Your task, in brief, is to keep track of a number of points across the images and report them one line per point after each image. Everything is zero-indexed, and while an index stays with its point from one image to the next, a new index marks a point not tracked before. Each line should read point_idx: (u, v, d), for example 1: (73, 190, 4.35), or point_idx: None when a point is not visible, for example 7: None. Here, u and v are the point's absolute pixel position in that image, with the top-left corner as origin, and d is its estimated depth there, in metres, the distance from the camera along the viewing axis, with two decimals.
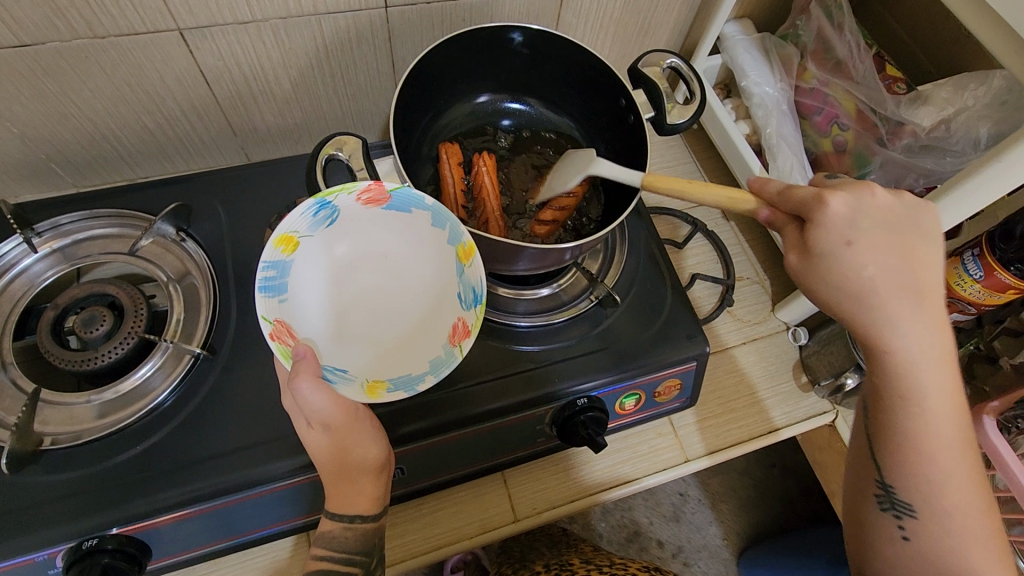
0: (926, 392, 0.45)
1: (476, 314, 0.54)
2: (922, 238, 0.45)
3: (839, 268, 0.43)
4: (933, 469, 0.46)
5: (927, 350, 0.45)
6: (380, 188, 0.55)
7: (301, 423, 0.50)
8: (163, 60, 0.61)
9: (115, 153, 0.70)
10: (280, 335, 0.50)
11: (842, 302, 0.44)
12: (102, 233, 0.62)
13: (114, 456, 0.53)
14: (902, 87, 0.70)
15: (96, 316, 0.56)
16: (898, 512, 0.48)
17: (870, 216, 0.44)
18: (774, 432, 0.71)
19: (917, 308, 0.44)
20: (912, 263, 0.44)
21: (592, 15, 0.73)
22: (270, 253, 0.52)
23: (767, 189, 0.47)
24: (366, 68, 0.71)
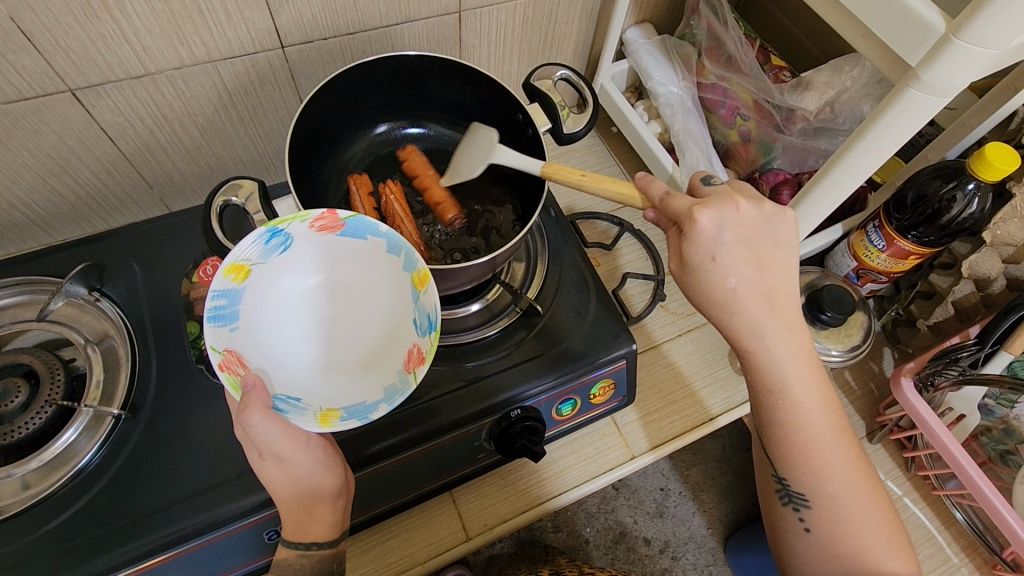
0: (789, 386, 0.50)
1: (431, 340, 0.52)
2: (777, 246, 0.49)
3: (704, 280, 0.48)
4: (816, 457, 0.51)
5: (786, 347, 0.49)
6: (334, 217, 0.54)
7: (252, 453, 0.48)
8: (60, 123, 0.61)
9: (26, 220, 0.69)
10: (230, 365, 0.49)
11: (712, 309, 0.49)
12: (11, 303, 0.61)
13: (39, 529, 0.52)
14: (788, 75, 0.74)
15: (10, 388, 0.55)
16: (797, 504, 0.53)
17: (733, 229, 0.47)
18: (711, 421, 0.73)
19: (771, 310, 0.49)
20: (769, 273, 0.48)
21: (493, 35, 0.75)
22: (220, 281, 0.50)
23: (650, 191, 0.52)
24: (275, 108, 0.71)
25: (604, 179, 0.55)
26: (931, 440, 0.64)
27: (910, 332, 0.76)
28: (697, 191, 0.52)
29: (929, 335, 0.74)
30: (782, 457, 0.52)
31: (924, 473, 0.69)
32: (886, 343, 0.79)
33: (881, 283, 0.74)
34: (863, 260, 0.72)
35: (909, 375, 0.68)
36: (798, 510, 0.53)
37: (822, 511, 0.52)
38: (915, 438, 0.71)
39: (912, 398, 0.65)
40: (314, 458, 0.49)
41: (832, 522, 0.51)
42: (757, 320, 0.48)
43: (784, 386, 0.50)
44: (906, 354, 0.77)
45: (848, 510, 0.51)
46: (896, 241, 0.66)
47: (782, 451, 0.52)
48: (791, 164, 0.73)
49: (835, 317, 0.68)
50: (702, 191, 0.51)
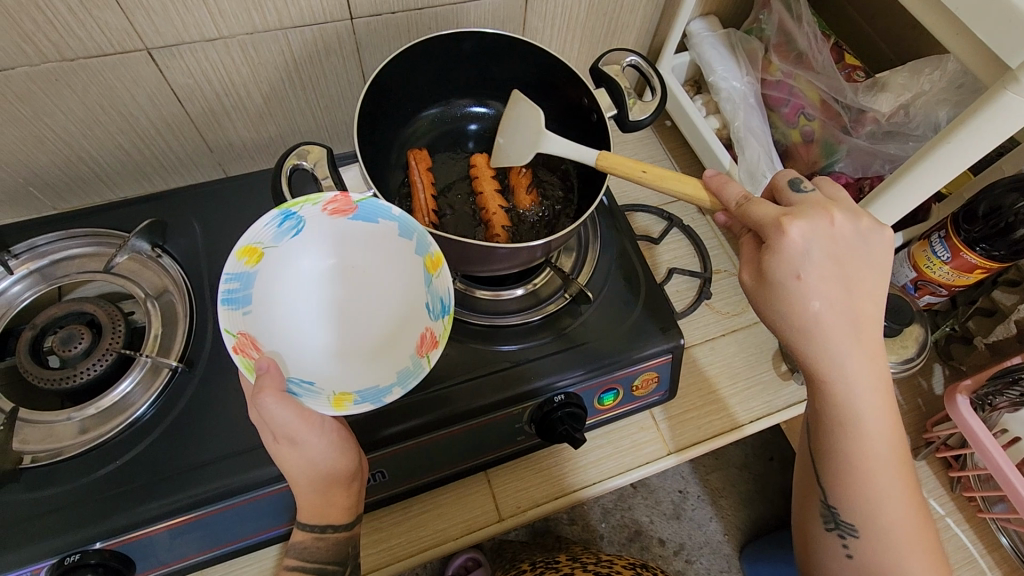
0: (861, 414, 0.48)
1: (445, 324, 0.53)
2: (866, 268, 0.46)
3: (786, 299, 0.46)
4: (874, 488, 0.50)
5: (866, 377, 0.48)
6: (346, 199, 0.55)
7: (267, 437, 0.49)
8: (133, 80, 0.62)
9: (92, 174, 0.71)
10: (244, 348, 0.50)
11: (789, 329, 0.47)
12: (77, 253, 0.63)
13: (92, 472, 0.53)
14: (861, 75, 0.71)
15: (74, 334, 0.57)
16: (843, 531, 0.52)
17: (825, 247, 0.45)
18: (738, 428, 0.71)
19: (854, 337, 0.46)
20: (857, 295, 0.46)
21: (558, 18, 0.74)
22: (232, 264, 0.51)
23: (726, 200, 0.50)
24: (337, 80, 0.72)
25: (666, 175, 0.53)
26: (984, 460, 0.62)
27: (964, 349, 0.74)
28: (782, 195, 0.49)
29: (985, 354, 0.72)
30: (837, 483, 0.51)
31: (970, 495, 0.67)
32: (936, 359, 0.76)
33: (940, 297, 0.72)
34: (923, 271, 0.70)
35: (964, 393, 0.66)
36: (843, 536, 0.52)
37: (871, 540, 0.51)
38: (963, 458, 0.69)
39: (967, 416, 0.63)
40: (328, 441, 0.50)
41: (880, 549, 0.51)
42: (838, 347, 0.46)
43: (856, 418, 0.48)
44: (958, 372, 0.75)
45: (897, 542, 0.50)
46: (962, 253, 0.65)
47: (837, 477, 0.51)
48: (853, 168, 0.71)
49: (892, 326, 0.66)
50: (787, 201, 0.49)
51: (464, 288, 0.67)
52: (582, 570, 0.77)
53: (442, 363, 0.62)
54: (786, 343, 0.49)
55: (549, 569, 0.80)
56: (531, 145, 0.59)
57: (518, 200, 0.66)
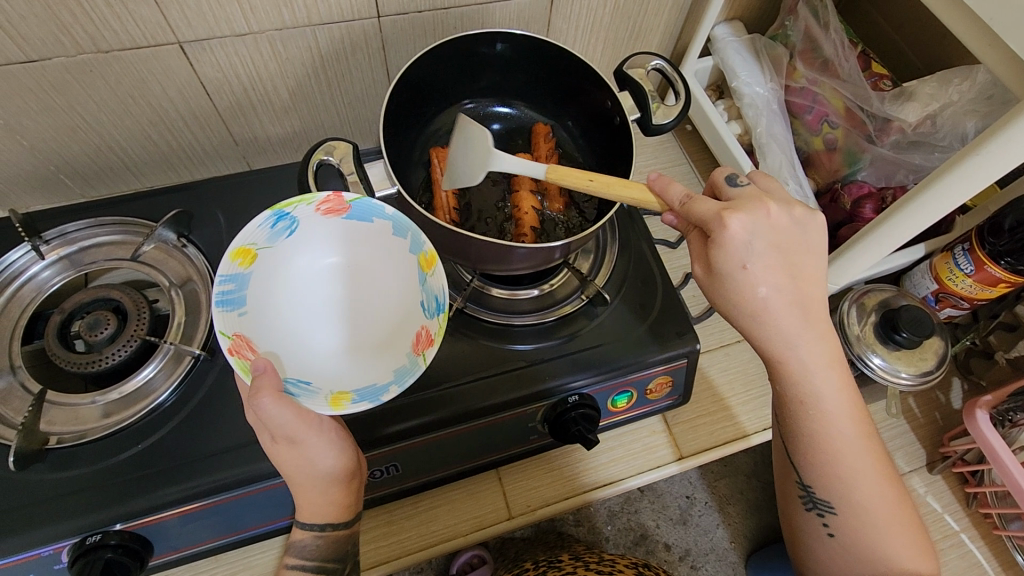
0: (818, 391, 0.49)
1: (440, 322, 0.54)
2: (808, 253, 0.47)
3: (734, 287, 0.47)
4: (846, 466, 0.50)
5: (819, 356, 0.48)
6: (339, 199, 0.57)
7: (266, 438, 0.50)
8: (164, 72, 0.64)
9: (120, 164, 0.72)
10: (239, 349, 0.51)
11: (739, 318, 0.48)
12: (106, 240, 0.64)
13: (115, 456, 0.54)
14: (888, 84, 0.71)
15: (100, 320, 0.58)
16: (820, 510, 0.52)
17: (766, 237, 0.46)
18: (745, 437, 0.71)
19: (805, 319, 0.47)
20: (799, 280, 0.47)
21: (582, 20, 0.75)
22: (227, 266, 0.53)
23: (670, 197, 0.50)
24: (362, 77, 0.73)
25: (616, 184, 0.52)
26: (1002, 476, 0.61)
27: (984, 364, 0.75)
28: (721, 192, 0.50)
29: (1006, 369, 0.74)
30: (810, 463, 0.51)
31: (986, 511, 0.67)
32: (956, 373, 0.75)
33: (962, 309, 0.72)
34: (945, 283, 0.69)
35: (985, 409, 0.65)
36: (823, 515, 0.52)
37: (850, 518, 0.51)
38: (979, 474, 0.68)
39: (986, 431, 0.63)
40: (327, 440, 0.50)
41: (861, 529, 0.50)
42: (788, 329, 0.47)
43: (815, 395, 0.49)
44: (978, 386, 0.74)
45: (879, 524, 0.50)
46: (986, 266, 0.64)
47: (807, 458, 0.51)
48: (876, 177, 0.70)
49: (910, 338, 0.66)
50: (727, 195, 0.49)
51: (481, 286, 0.67)
52: (584, 569, 0.78)
53: (457, 360, 0.62)
54: (738, 328, 0.49)
55: (550, 567, 0.81)
56: (480, 162, 0.57)
57: (551, 206, 0.66)
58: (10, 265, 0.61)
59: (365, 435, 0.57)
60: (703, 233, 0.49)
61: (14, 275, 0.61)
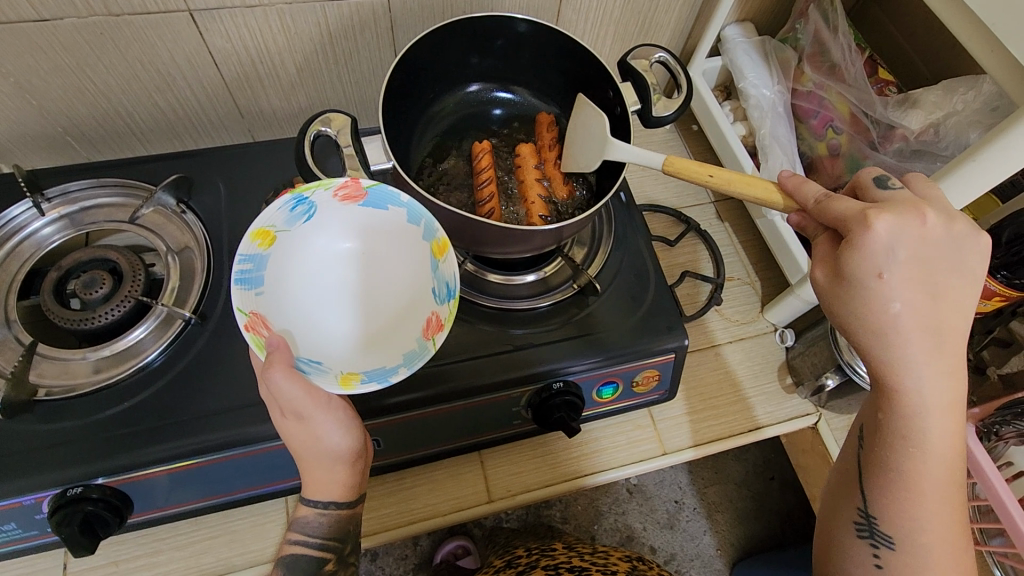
0: (926, 426, 0.44)
1: (450, 308, 0.54)
2: (955, 276, 0.43)
3: (863, 297, 0.42)
4: (921, 506, 0.46)
5: (938, 393, 0.44)
6: (357, 185, 0.57)
7: (275, 412, 0.50)
8: (173, 40, 0.64)
9: (128, 129, 0.73)
10: (254, 326, 0.51)
11: (862, 331, 0.43)
12: (107, 201, 0.65)
13: (102, 411, 0.55)
14: (893, 90, 0.70)
15: (96, 279, 0.59)
16: (876, 542, 0.48)
17: (911, 247, 0.41)
18: (757, 429, 0.72)
19: (935, 346, 0.43)
20: (941, 305, 0.42)
21: (592, 12, 0.75)
22: (247, 245, 0.53)
23: (802, 193, 0.47)
24: (370, 57, 0.73)
25: (735, 180, 0.51)
26: (986, 491, 0.61)
27: (977, 379, 0.73)
28: (865, 191, 0.46)
29: (997, 385, 0.71)
30: (882, 493, 0.47)
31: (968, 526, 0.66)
32: None
33: None
34: None
35: (971, 421, 0.65)
36: (876, 546, 0.48)
37: (906, 556, 0.47)
38: (964, 489, 0.68)
39: (971, 443, 0.62)
40: (337, 421, 0.51)
41: (915, 568, 0.46)
42: (911, 353, 0.43)
43: (921, 430, 0.44)
44: (969, 402, 0.74)
45: (930, 566, 0.46)
46: (981, 279, 0.63)
47: (884, 487, 0.47)
48: None
49: None
50: (872, 194, 0.45)
51: (476, 270, 0.67)
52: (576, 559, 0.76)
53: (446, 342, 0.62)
54: (851, 342, 0.45)
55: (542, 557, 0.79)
56: (599, 152, 0.58)
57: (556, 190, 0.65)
58: (13, 220, 0.62)
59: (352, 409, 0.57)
60: (834, 236, 0.45)
61: (16, 230, 0.62)
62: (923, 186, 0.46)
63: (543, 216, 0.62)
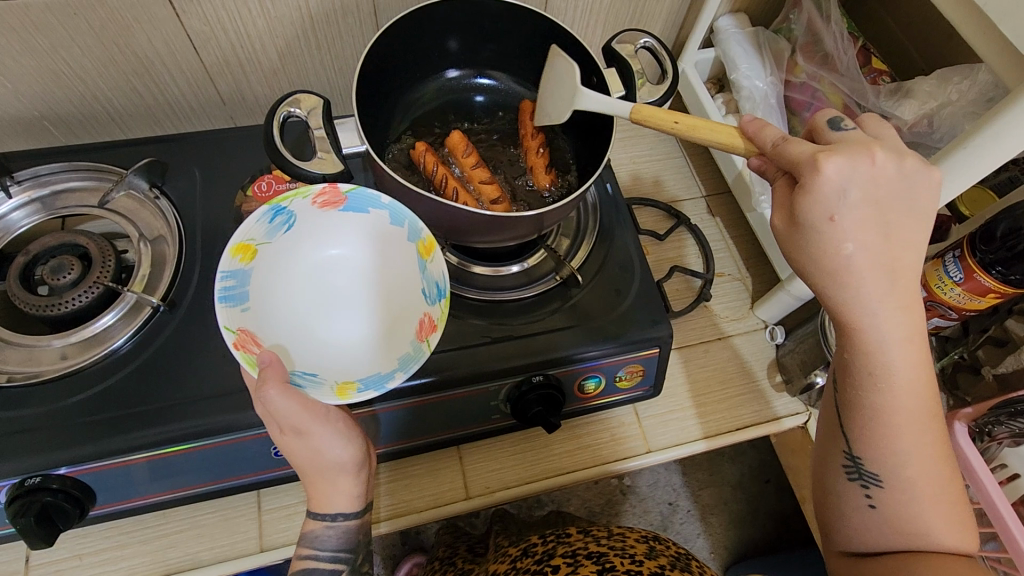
0: (890, 359, 0.44)
1: (442, 309, 0.53)
2: (907, 211, 0.42)
3: (817, 240, 0.42)
4: (900, 438, 0.46)
5: (897, 326, 0.43)
6: (335, 191, 0.56)
7: (273, 429, 0.49)
8: (150, 22, 0.63)
9: (105, 113, 0.72)
10: (244, 344, 0.49)
11: (817, 276, 0.43)
12: (78, 186, 0.63)
13: (65, 399, 0.53)
14: (887, 80, 0.69)
15: (64, 265, 0.58)
16: (865, 480, 0.48)
17: (861, 187, 0.41)
18: (776, 421, 0.71)
19: (890, 284, 0.43)
20: (893, 240, 0.42)
21: (581, 0, 0.73)
22: (228, 262, 0.51)
23: (762, 137, 0.46)
24: (353, 42, 0.72)
25: (702, 125, 0.49)
26: (978, 493, 0.59)
27: (971, 379, 0.71)
28: (820, 134, 0.45)
29: (993, 385, 0.69)
30: (860, 432, 0.47)
31: None
32: (941, 389, 0.74)
33: (949, 320, 0.69)
34: (933, 291, 0.67)
35: (964, 421, 0.63)
36: (865, 487, 0.48)
37: (894, 491, 0.47)
38: None
39: (963, 444, 0.61)
40: (334, 429, 0.50)
41: (904, 501, 0.47)
42: (868, 291, 0.42)
43: (886, 364, 0.44)
44: (963, 402, 0.72)
45: (919, 496, 0.46)
46: (976, 275, 0.62)
47: (860, 425, 0.47)
48: None
49: None
50: (827, 137, 0.44)
51: (462, 263, 0.66)
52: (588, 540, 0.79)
53: None
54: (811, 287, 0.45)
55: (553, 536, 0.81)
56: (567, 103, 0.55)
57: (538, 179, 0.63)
58: None
59: None
60: (790, 179, 0.44)
61: None
62: (874, 127, 0.45)
63: (492, 203, 0.59)
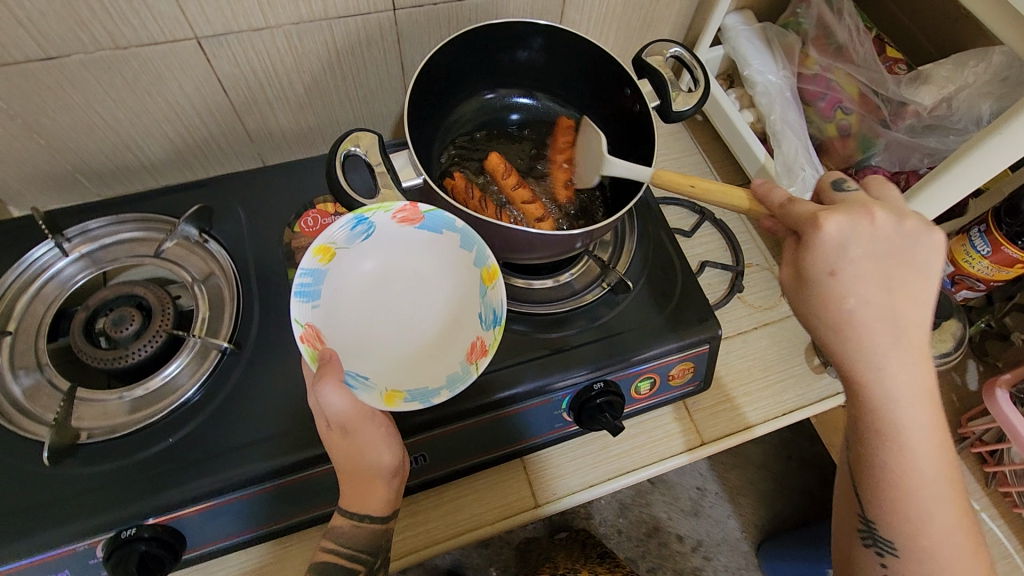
0: (905, 426, 0.46)
1: (495, 334, 0.54)
2: (909, 273, 0.45)
3: (820, 296, 0.45)
4: (916, 506, 0.47)
5: (908, 387, 0.46)
6: (414, 210, 0.57)
7: (320, 423, 0.50)
8: (182, 69, 0.64)
9: (138, 162, 0.72)
10: (310, 339, 0.52)
11: (824, 328, 0.46)
12: (127, 237, 0.64)
13: (145, 450, 0.54)
14: (903, 69, 0.71)
15: (125, 316, 0.58)
16: (881, 548, 0.49)
17: (863, 244, 0.44)
18: (749, 429, 0.71)
19: (896, 344, 0.45)
20: (897, 299, 0.45)
21: (595, 11, 0.75)
22: (308, 260, 0.54)
23: (772, 198, 0.50)
24: (378, 71, 0.73)
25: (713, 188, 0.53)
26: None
27: (1001, 346, 0.75)
28: (825, 194, 0.49)
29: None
30: (877, 497, 0.48)
31: (1006, 490, 0.67)
32: (971, 356, 0.76)
33: (977, 291, 0.72)
34: (962, 265, 0.70)
35: (1003, 387, 0.66)
36: (881, 554, 0.49)
37: (910, 558, 0.48)
38: (998, 454, 0.69)
39: (1006, 409, 0.63)
40: (374, 430, 0.51)
41: (919, 568, 0.47)
42: (873, 351, 0.45)
43: (899, 428, 0.46)
44: (993, 368, 0.75)
45: (936, 565, 0.47)
46: (1002, 247, 0.64)
47: (877, 491, 0.48)
48: (890, 161, 0.69)
49: None
50: (831, 197, 0.48)
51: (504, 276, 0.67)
52: None
53: None
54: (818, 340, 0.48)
55: None
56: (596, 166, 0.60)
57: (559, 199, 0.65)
58: (37, 262, 0.61)
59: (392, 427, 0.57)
60: (797, 239, 0.47)
61: (41, 271, 0.61)
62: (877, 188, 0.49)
63: (537, 221, 0.61)
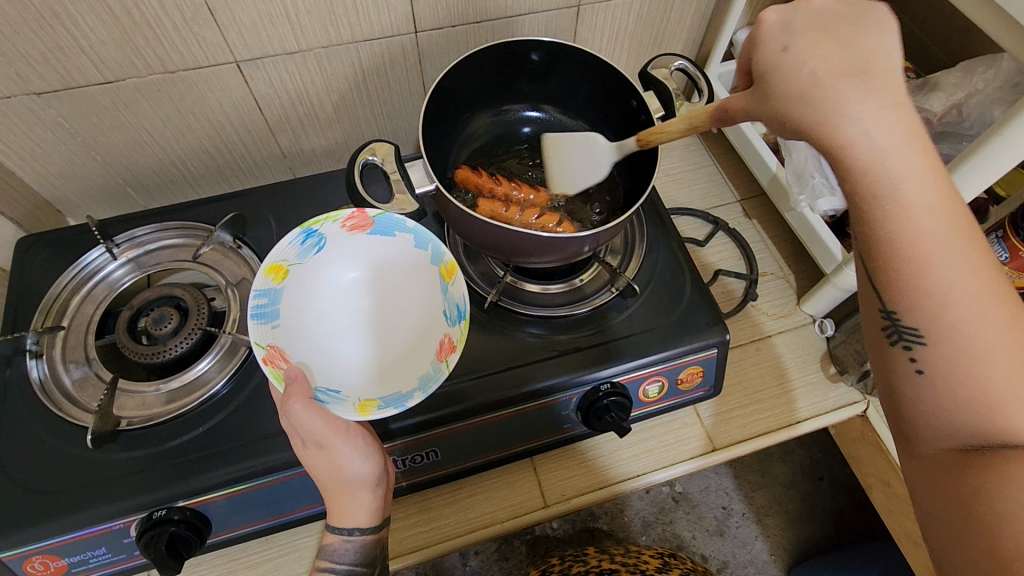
0: (899, 184, 0.39)
1: (462, 329, 0.57)
2: (866, 29, 0.43)
3: (777, 70, 0.43)
4: (934, 272, 0.39)
5: (891, 131, 0.40)
6: (363, 215, 0.61)
7: (297, 443, 0.52)
8: (222, 90, 0.69)
9: (180, 175, 0.78)
10: (273, 359, 0.54)
11: (791, 98, 0.42)
12: (170, 243, 0.70)
13: (178, 437, 0.58)
14: (912, 76, 0.72)
15: (164, 315, 0.63)
16: (906, 341, 0.42)
17: (808, 18, 0.44)
18: (797, 424, 0.72)
19: (867, 85, 0.41)
20: (856, 50, 0.42)
21: (607, 30, 0.79)
22: (260, 281, 0.56)
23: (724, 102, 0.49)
24: (400, 89, 0.78)
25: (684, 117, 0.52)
26: None
27: None
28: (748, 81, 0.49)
29: None
30: (889, 280, 0.41)
31: None
32: None
33: None
34: None
35: None
36: (909, 349, 0.42)
37: (941, 346, 0.40)
38: None
39: None
40: (354, 447, 0.52)
41: (954, 358, 0.40)
42: (846, 97, 0.40)
43: (890, 178, 0.40)
44: None
45: (974, 349, 0.39)
46: (1021, 253, 0.64)
47: (888, 270, 0.41)
48: None
49: None
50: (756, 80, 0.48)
51: (515, 281, 0.69)
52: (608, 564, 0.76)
53: (489, 352, 0.64)
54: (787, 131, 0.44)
55: (575, 563, 0.78)
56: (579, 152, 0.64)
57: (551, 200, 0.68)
58: (90, 264, 0.67)
59: (400, 423, 0.59)
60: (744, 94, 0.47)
61: (93, 273, 0.67)
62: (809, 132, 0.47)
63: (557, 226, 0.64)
